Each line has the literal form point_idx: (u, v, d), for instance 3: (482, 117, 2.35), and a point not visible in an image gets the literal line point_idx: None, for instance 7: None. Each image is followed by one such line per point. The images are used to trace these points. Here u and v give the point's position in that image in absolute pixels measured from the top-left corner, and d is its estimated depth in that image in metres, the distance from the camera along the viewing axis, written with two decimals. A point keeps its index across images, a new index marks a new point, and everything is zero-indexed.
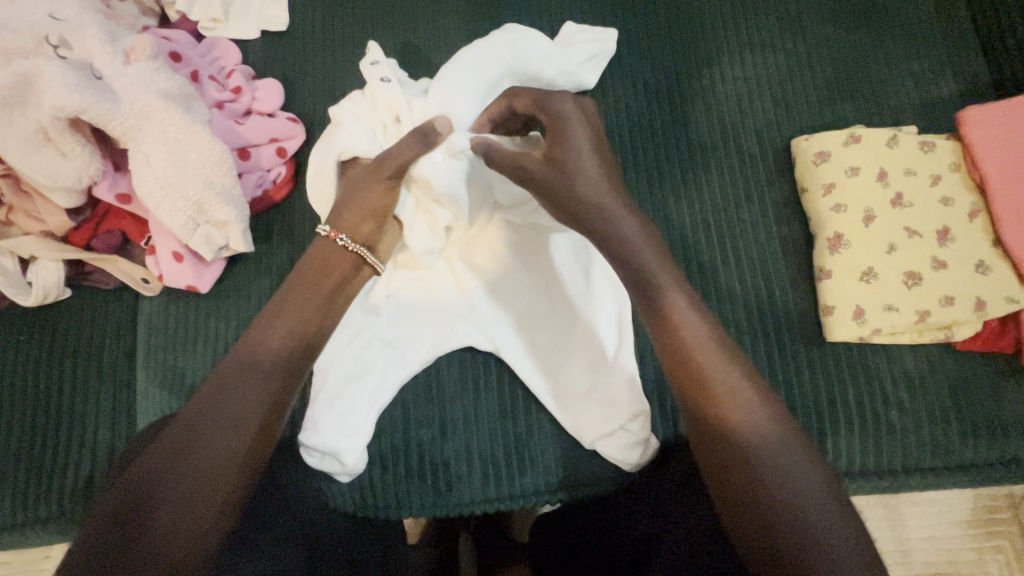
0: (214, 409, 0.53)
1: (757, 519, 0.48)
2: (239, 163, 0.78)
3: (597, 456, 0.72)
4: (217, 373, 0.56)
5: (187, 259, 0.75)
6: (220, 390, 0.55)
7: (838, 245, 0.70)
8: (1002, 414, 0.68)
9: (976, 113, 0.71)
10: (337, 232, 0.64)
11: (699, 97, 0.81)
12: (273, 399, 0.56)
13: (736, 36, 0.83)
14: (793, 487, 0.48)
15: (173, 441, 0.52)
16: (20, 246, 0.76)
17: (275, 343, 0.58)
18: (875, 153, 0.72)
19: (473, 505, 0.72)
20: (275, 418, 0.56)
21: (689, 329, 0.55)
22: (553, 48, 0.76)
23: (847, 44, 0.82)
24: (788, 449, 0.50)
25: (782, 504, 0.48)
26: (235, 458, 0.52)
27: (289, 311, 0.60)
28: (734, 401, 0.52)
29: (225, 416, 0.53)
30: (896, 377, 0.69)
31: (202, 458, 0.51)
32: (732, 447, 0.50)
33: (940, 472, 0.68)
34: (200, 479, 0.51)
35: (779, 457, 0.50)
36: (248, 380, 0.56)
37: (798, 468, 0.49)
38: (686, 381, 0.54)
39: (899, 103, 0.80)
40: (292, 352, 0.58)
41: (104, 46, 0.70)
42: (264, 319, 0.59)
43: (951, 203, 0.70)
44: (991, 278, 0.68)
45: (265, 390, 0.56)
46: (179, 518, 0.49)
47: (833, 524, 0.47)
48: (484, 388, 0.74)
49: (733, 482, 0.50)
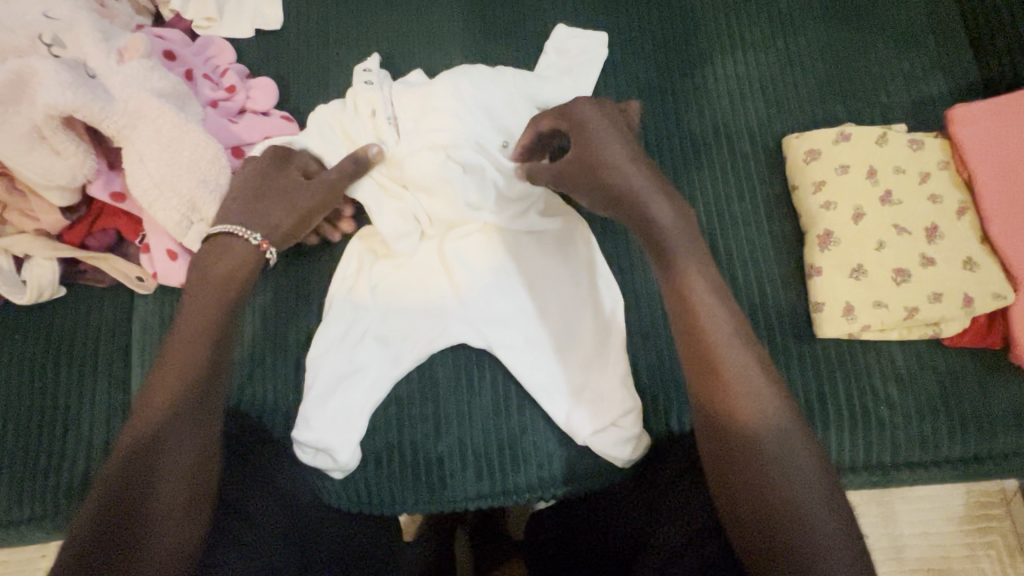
0: (168, 408, 0.54)
1: (755, 506, 0.49)
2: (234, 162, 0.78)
3: (589, 452, 0.73)
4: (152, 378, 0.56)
5: (181, 257, 0.75)
6: (161, 396, 0.54)
7: (828, 242, 0.70)
8: (991, 410, 0.69)
9: (965, 111, 0.72)
10: (270, 245, 0.65)
11: (691, 96, 0.81)
12: (214, 388, 0.57)
13: (728, 35, 0.84)
14: (795, 479, 0.49)
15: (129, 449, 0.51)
16: (14, 245, 0.76)
17: (205, 336, 0.58)
18: (865, 151, 0.72)
19: (467, 501, 0.73)
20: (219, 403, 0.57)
21: (711, 321, 0.55)
22: (557, 80, 0.80)
23: (838, 43, 0.82)
24: (792, 441, 0.51)
25: (784, 496, 0.49)
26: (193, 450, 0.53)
27: (213, 307, 0.60)
28: (742, 387, 0.53)
29: (179, 412, 0.54)
30: (886, 373, 0.70)
31: (168, 455, 0.52)
32: (739, 434, 0.51)
33: (929, 467, 0.69)
34: (173, 471, 0.51)
35: (783, 447, 0.50)
36: (191, 376, 0.56)
37: (800, 459, 0.50)
38: (700, 365, 0.54)
39: (889, 101, 0.80)
40: (219, 344, 0.59)
41: (98, 44, 0.71)
42: (187, 320, 0.59)
43: (940, 200, 0.71)
44: (979, 274, 0.68)
45: (209, 381, 0.57)
46: (163, 514, 0.49)
47: (829, 511, 0.48)
48: (478, 384, 0.75)
49: (737, 471, 0.51)
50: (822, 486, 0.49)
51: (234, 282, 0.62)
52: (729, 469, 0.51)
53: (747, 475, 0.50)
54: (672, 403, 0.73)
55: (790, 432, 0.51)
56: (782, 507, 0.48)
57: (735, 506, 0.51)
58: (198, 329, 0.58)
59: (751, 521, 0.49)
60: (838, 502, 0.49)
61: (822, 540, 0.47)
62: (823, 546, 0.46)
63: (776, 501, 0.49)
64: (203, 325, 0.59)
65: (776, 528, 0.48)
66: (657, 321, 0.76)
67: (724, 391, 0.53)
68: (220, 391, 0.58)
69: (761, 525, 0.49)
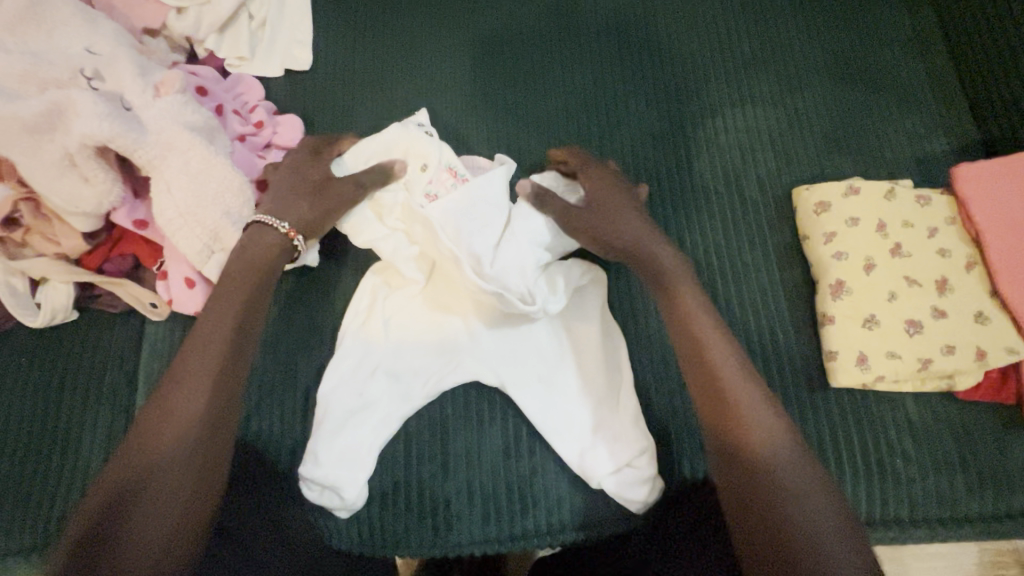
0: (162, 415, 0.56)
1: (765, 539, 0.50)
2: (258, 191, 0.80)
3: (599, 500, 0.71)
4: (160, 386, 0.59)
5: (198, 285, 0.75)
6: (158, 417, 0.56)
7: (839, 292, 0.71)
8: (1007, 468, 0.68)
9: (969, 170, 0.74)
10: (298, 233, 0.70)
11: (703, 146, 0.84)
12: (224, 397, 0.59)
13: (738, 90, 0.87)
14: (798, 502, 0.51)
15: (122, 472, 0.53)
16: (32, 267, 0.77)
17: (214, 354, 0.60)
18: (874, 204, 0.74)
19: (473, 546, 0.71)
20: (232, 411, 0.60)
21: (725, 366, 0.59)
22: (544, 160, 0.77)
23: (843, 101, 0.86)
24: (781, 450, 0.54)
25: (780, 511, 0.51)
26: (184, 465, 0.55)
27: (224, 314, 0.62)
28: (753, 422, 0.55)
29: (174, 423, 0.56)
30: (900, 425, 0.69)
31: (160, 462, 0.54)
32: (751, 467, 0.53)
33: (947, 524, 0.67)
34: (160, 488, 0.53)
35: (777, 459, 0.53)
36: (196, 380, 0.58)
37: (786, 456, 0.54)
38: (700, 380, 0.59)
39: (893, 157, 0.83)
40: (226, 361, 0.60)
41: (135, 79, 0.74)
42: (198, 329, 0.62)
43: (949, 254, 0.72)
44: (990, 328, 0.68)
45: (216, 393, 0.59)
46: (149, 518, 0.51)
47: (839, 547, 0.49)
48: (488, 423, 0.74)
49: (735, 479, 0.54)
50: (815, 498, 0.51)
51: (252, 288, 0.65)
52: (730, 485, 0.54)
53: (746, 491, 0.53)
54: (686, 450, 0.72)
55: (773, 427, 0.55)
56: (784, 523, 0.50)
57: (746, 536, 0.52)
58: (209, 336, 0.61)
59: (745, 519, 0.52)
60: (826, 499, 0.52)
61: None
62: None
63: (773, 515, 0.51)
64: (216, 337, 0.61)
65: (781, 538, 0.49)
66: (668, 365, 0.76)
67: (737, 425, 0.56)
68: (232, 402, 0.60)
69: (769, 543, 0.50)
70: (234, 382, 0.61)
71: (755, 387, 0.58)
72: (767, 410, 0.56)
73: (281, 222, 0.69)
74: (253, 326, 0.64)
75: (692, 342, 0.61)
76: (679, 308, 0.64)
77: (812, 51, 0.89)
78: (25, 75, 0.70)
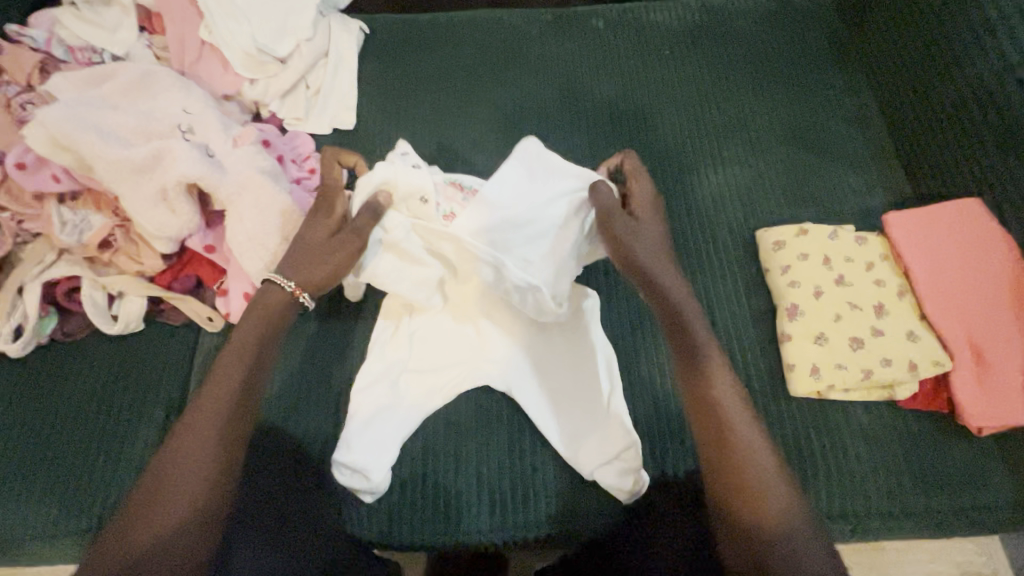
0: (168, 470, 0.59)
1: (749, 525, 0.56)
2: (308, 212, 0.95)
3: (592, 493, 0.81)
4: (166, 443, 0.61)
5: (254, 299, 0.90)
6: (180, 436, 0.61)
7: (794, 313, 0.84)
8: (948, 469, 0.78)
9: (897, 216, 0.89)
10: (303, 292, 0.75)
11: (680, 197, 1.01)
12: (235, 418, 0.63)
13: (709, 152, 1.05)
14: (772, 496, 0.57)
15: (146, 486, 0.58)
16: (114, 283, 0.91)
17: (231, 377, 0.66)
18: (821, 242, 0.88)
19: (480, 534, 0.80)
20: (241, 430, 0.64)
21: (717, 378, 0.65)
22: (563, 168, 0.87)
23: (797, 163, 1.03)
24: (759, 449, 0.60)
25: (760, 500, 0.57)
26: (197, 483, 0.59)
27: (244, 341, 0.69)
28: (736, 423, 0.62)
29: (191, 442, 0.60)
30: (852, 430, 0.80)
31: (178, 479, 0.58)
32: (734, 461, 0.60)
33: (899, 519, 0.76)
34: (176, 503, 0.57)
35: (755, 454, 0.60)
36: (214, 402, 0.63)
37: (760, 449, 0.60)
38: (692, 385, 0.66)
39: (840, 208, 0.99)
40: (240, 383, 0.65)
41: (220, 134, 0.92)
42: (224, 354, 0.68)
43: (884, 284, 0.85)
44: (921, 344, 0.80)
45: (231, 413, 0.63)
46: (163, 529, 0.56)
47: (810, 541, 0.55)
48: (495, 424, 0.85)
49: (721, 476, 0.60)
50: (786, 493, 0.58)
51: (273, 315, 0.72)
52: (713, 477, 0.61)
53: (727, 483, 0.59)
54: (669, 451, 0.82)
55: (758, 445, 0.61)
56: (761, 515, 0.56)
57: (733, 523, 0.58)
58: (215, 391, 0.64)
59: (730, 509, 0.58)
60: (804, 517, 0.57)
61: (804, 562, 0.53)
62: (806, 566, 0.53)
63: (753, 506, 0.57)
64: (222, 392, 0.64)
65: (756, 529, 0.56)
66: (653, 378, 0.88)
67: (722, 425, 0.62)
68: (245, 421, 0.64)
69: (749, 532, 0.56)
70: (247, 405, 0.65)
71: (733, 391, 0.65)
72: (755, 429, 0.62)
73: (289, 282, 0.74)
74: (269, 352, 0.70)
75: (684, 359, 0.68)
76: (682, 330, 0.69)
77: (772, 121, 1.07)
78: (136, 130, 0.88)
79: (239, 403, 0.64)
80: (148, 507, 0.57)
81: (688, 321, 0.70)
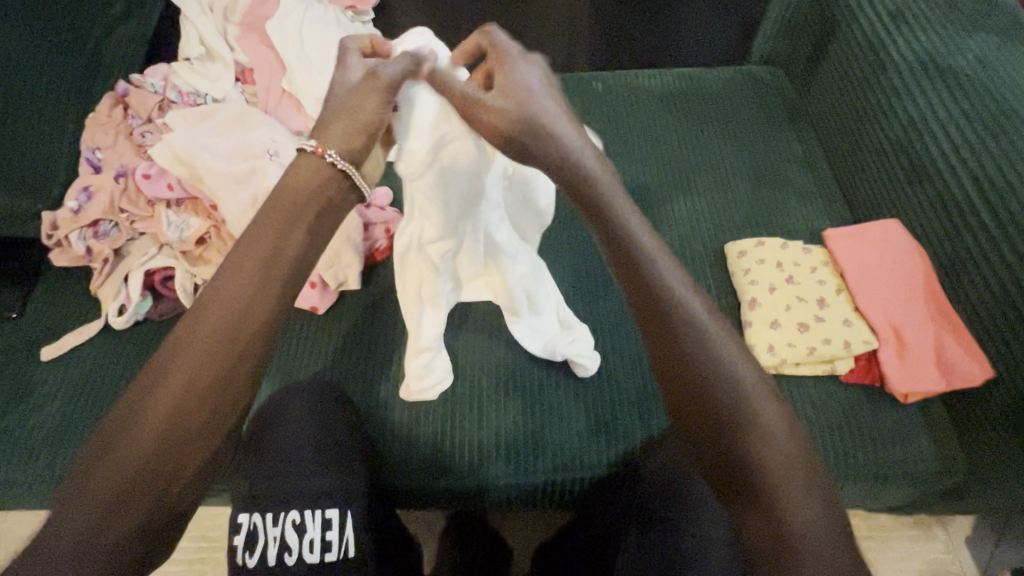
0: (156, 393, 0.53)
1: (757, 509, 0.54)
2: (370, 215, 1.15)
3: (590, 448, 0.97)
4: (148, 368, 0.54)
5: (317, 286, 1.08)
6: (163, 362, 0.54)
7: (753, 305, 1.05)
8: (881, 429, 0.95)
9: (835, 232, 1.11)
10: (329, 151, 0.62)
11: (661, 219, 1.24)
12: (224, 364, 0.54)
13: (685, 186, 1.29)
14: (780, 472, 0.55)
15: (125, 408, 0.53)
16: (202, 272, 1.12)
17: (226, 308, 0.55)
18: (775, 251, 1.10)
19: (498, 478, 0.96)
20: (235, 378, 0.55)
21: (718, 349, 0.58)
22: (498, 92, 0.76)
23: (756, 195, 1.27)
24: (767, 424, 0.56)
25: (768, 479, 0.54)
26: (170, 423, 0.52)
27: (239, 265, 0.57)
28: (738, 398, 0.57)
29: (177, 376, 0.53)
30: (803, 399, 0.98)
31: (157, 410, 0.52)
32: (733, 443, 0.56)
33: (844, 470, 0.93)
34: (149, 440, 0.51)
35: (762, 428, 0.56)
36: (205, 335, 0.55)
37: (768, 423, 0.56)
38: (685, 370, 0.58)
39: (792, 230, 1.22)
40: (231, 319, 0.55)
41: None
42: (219, 273, 0.57)
43: (825, 283, 1.07)
44: (854, 329, 1.00)
45: (220, 355, 0.54)
46: (127, 461, 0.51)
47: (813, 510, 0.53)
48: (511, 390, 1.02)
49: (720, 461, 0.57)
50: (797, 466, 0.55)
51: (286, 234, 0.59)
52: (711, 464, 0.58)
53: (731, 465, 0.56)
54: (653, 415, 1.00)
55: (766, 397, 0.57)
56: (767, 492, 0.54)
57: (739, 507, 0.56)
58: (198, 332, 0.55)
59: (738, 493, 0.56)
60: (806, 464, 0.55)
61: (811, 531, 0.53)
62: (811, 537, 0.52)
63: (761, 485, 0.54)
64: (211, 341, 0.54)
65: (772, 509, 0.54)
66: (640, 358, 1.06)
67: (721, 404, 0.57)
68: (235, 365, 0.55)
69: (759, 510, 0.54)
70: (245, 348, 0.55)
71: (743, 363, 0.58)
72: (766, 402, 0.57)
73: (312, 142, 0.63)
74: (267, 285, 0.57)
75: (678, 333, 0.59)
76: (663, 296, 0.59)
77: (737, 164, 1.32)
78: (237, 151, 1.12)
79: (238, 347, 0.55)
80: (122, 432, 0.52)
81: (676, 292, 0.60)
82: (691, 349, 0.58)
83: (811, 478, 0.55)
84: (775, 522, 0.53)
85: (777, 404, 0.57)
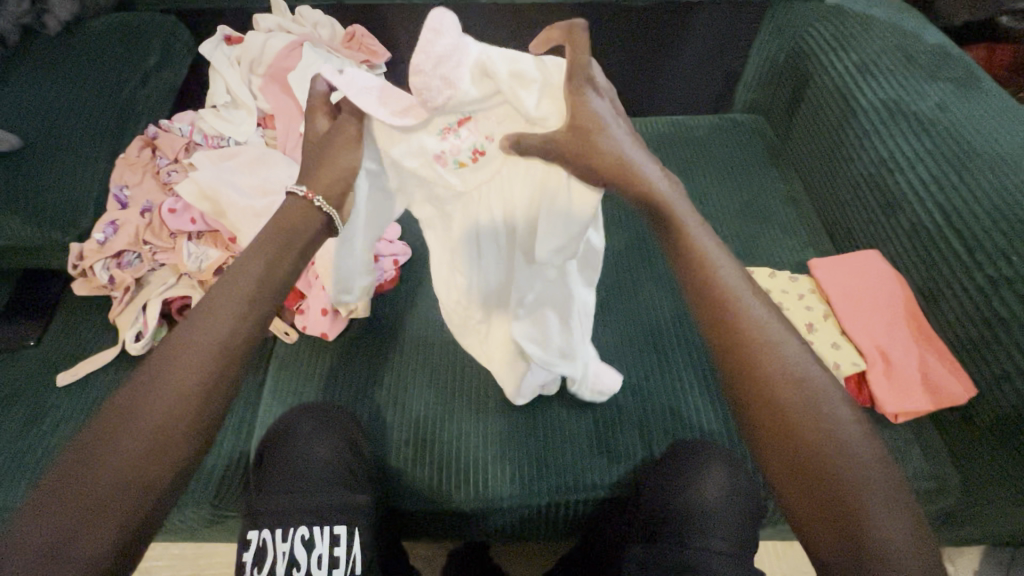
0: (145, 393, 0.51)
1: (834, 530, 0.49)
2: (382, 249, 1.22)
3: (594, 468, 1.00)
4: (141, 366, 0.53)
5: (329, 314, 1.12)
6: (163, 359, 0.53)
7: None
8: None
9: (819, 262, 1.18)
10: (316, 194, 0.64)
11: (655, 251, 1.31)
12: (223, 368, 0.53)
13: None
14: (867, 487, 0.50)
15: (116, 406, 0.51)
16: None
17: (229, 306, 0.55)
18: (762, 280, 1.16)
19: (503, 499, 0.97)
20: (233, 381, 0.54)
21: (780, 344, 0.55)
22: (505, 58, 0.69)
23: (744, 230, 1.35)
24: (839, 427, 0.52)
25: (848, 490, 0.50)
26: (159, 426, 0.50)
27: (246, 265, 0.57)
28: (805, 393, 0.53)
29: (173, 376, 0.52)
30: None
31: (147, 413, 0.50)
32: (804, 450, 0.51)
33: None
34: (136, 442, 0.49)
35: (837, 433, 0.52)
36: (205, 330, 0.53)
37: (843, 432, 0.52)
38: (744, 363, 0.54)
39: (779, 262, 1.29)
40: (238, 319, 0.55)
41: None
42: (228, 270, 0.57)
43: (812, 309, 1.12)
44: (842, 352, 1.05)
45: (219, 356, 0.53)
46: (110, 467, 0.48)
47: (895, 524, 0.49)
48: (515, 413, 1.05)
49: (789, 475, 0.51)
50: (875, 474, 0.51)
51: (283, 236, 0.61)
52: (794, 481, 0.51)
53: (807, 480, 0.51)
54: (654, 435, 1.03)
55: (842, 408, 0.54)
56: (847, 499, 0.49)
57: (815, 527, 0.50)
58: (197, 332, 0.53)
59: (803, 501, 0.51)
60: (886, 475, 0.51)
61: (895, 553, 0.48)
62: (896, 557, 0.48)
63: (837, 498, 0.50)
64: (210, 342, 0.53)
65: (855, 526, 0.49)
66: (640, 380, 1.10)
67: (785, 398, 0.53)
68: (234, 369, 0.54)
69: (835, 527, 0.49)
70: (245, 347, 0.55)
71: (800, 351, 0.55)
72: (838, 402, 0.54)
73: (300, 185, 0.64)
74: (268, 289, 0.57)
75: (730, 329, 0.56)
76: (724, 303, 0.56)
77: (724, 203, 1.41)
78: (257, 187, 1.20)
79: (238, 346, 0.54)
80: (109, 433, 0.49)
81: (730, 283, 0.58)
82: (751, 347, 0.55)
83: (888, 491, 0.50)
84: (858, 537, 0.48)
85: (848, 408, 0.54)
